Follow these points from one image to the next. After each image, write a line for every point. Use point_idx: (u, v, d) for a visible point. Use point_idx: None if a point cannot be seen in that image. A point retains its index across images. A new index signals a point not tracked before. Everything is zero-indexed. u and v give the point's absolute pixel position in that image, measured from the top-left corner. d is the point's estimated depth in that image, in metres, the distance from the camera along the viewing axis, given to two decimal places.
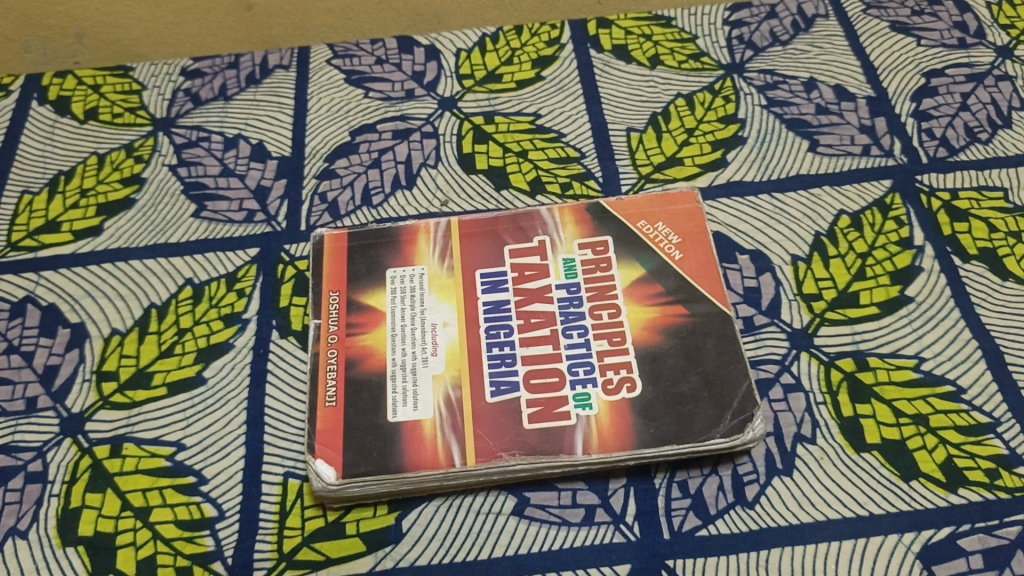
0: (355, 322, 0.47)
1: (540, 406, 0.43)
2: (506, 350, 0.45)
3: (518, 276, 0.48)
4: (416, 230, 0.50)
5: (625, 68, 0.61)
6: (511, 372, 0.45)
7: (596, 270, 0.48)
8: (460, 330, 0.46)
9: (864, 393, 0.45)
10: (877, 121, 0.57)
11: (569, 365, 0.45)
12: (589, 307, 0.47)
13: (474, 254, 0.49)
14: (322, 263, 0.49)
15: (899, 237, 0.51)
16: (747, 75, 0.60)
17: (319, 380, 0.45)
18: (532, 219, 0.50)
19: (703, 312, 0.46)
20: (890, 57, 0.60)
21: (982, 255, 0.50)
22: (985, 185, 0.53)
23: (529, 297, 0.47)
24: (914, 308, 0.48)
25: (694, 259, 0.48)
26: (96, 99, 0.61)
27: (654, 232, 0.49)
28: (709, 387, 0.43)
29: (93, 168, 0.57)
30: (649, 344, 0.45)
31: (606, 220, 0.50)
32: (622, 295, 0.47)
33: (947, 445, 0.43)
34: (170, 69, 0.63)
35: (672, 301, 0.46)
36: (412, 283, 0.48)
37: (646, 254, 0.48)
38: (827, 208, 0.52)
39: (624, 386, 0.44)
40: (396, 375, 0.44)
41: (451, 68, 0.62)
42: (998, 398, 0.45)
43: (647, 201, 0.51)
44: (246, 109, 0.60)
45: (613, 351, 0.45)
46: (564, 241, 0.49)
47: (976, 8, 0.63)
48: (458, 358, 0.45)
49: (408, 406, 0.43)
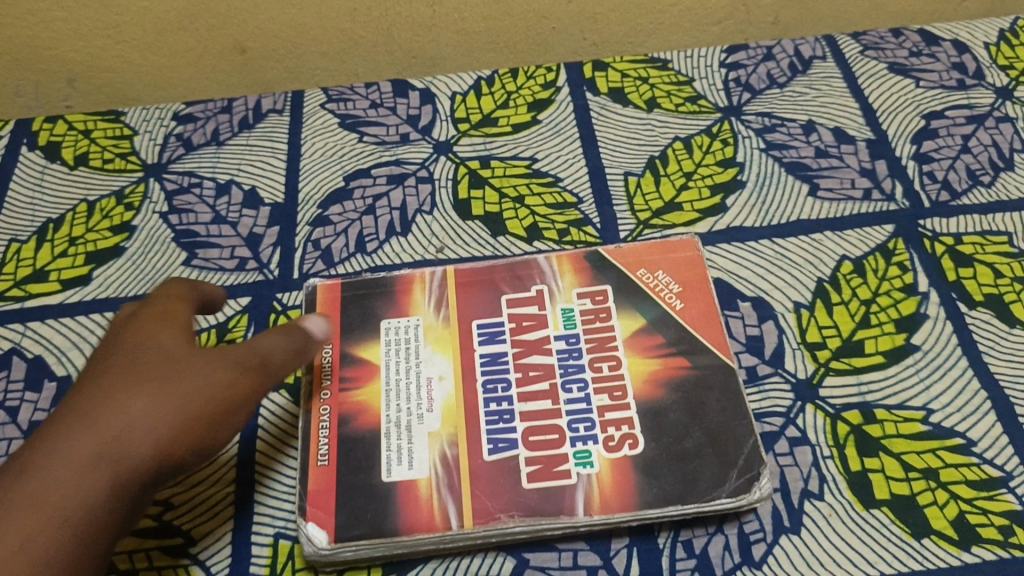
0: (348, 375, 0.45)
1: (539, 464, 0.42)
2: (503, 405, 0.44)
3: (516, 326, 0.47)
4: (411, 279, 0.49)
5: (622, 111, 0.60)
6: (509, 429, 0.43)
7: (595, 320, 0.47)
8: (456, 384, 0.45)
9: (872, 446, 0.44)
10: (877, 164, 0.56)
11: (569, 420, 0.43)
12: (589, 359, 0.45)
13: (472, 304, 0.48)
14: (314, 314, 0.48)
15: (903, 283, 0.50)
16: (745, 118, 0.59)
17: (311, 438, 0.43)
18: (529, 267, 0.49)
19: (706, 364, 0.45)
20: (889, 98, 0.60)
21: (988, 302, 0.49)
22: (989, 229, 0.52)
23: (527, 349, 0.46)
24: (921, 357, 0.47)
25: (695, 309, 0.47)
26: (87, 144, 0.61)
27: (655, 281, 0.48)
28: (714, 443, 0.42)
29: (83, 216, 0.56)
30: (651, 399, 0.44)
31: (605, 268, 0.49)
32: (622, 346, 0.46)
33: (958, 500, 0.42)
34: (162, 114, 0.63)
35: (673, 352, 0.45)
36: (406, 334, 0.47)
37: (647, 303, 0.47)
38: (830, 253, 0.51)
39: (626, 442, 0.42)
40: (390, 433, 0.43)
41: (447, 111, 0.61)
42: (1010, 451, 0.43)
43: (647, 248, 0.50)
44: (239, 154, 0.59)
45: (614, 407, 0.44)
46: (562, 290, 0.48)
47: (974, 49, 0.63)
48: (454, 414, 0.44)
49: (403, 465, 0.42)
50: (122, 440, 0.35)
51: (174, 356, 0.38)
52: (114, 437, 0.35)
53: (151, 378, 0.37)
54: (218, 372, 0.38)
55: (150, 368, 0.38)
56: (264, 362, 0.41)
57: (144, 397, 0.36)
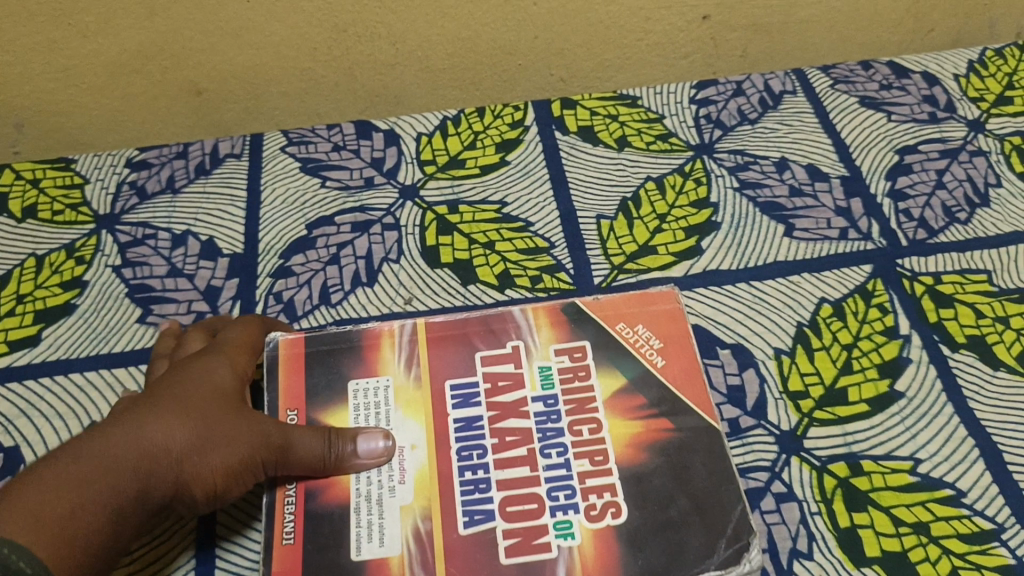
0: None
1: (518, 537, 0.40)
2: (479, 474, 0.42)
3: (492, 387, 0.45)
4: (379, 332, 0.46)
5: (592, 151, 0.59)
6: (485, 499, 0.41)
7: (573, 379, 0.45)
8: (429, 451, 0.43)
9: (860, 500, 0.42)
10: (852, 203, 0.55)
11: (548, 489, 0.41)
12: (568, 422, 0.43)
13: (445, 361, 0.45)
14: (277, 371, 0.44)
15: (884, 326, 0.49)
16: (718, 156, 0.58)
17: (276, 515, 0.40)
18: (504, 320, 0.46)
19: (690, 426, 0.42)
20: (861, 134, 0.59)
21: (971, 343, 0.48)
22: (968, 267, 0.51)
23: (503, 412, 0.44)
24: (906, 405, 0.45)
25: (678, 366, 0.44)
26: (35, 195, 0.58)
27: (635, 336, 0.45)
28: (700, 510, 0.40)
29: (31, 271, 0.53)
30: (632, 463, 0.42)
31: (583, 322, 0.46)
32: (602, 407, 0.43)
33: (951, 556, 0.40)
34: (114, 160, 0.60)
35: (655, 414, 0.43)
36: (375, 396, 0.44)
37: (628, 360, 0.45)
38: (808, 296, 0.50)
39: (609, 511, 0.40)
40: (360, 507, 0.40)
41: (412, 153, 0.59)
42: (1000, 501, 0.42)
43: (626, 300, 0.47)
44: (195, 202, 0.57)
45: (595, 472, 0.42)
46: (539, 346, 0.46)
47: (944, 81, 0.63)
48: (428, 485, 0.41)
49: (374, 542, 0.39)
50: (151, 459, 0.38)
51: (226, 408, 0.41)
52: (144, 449, 0.38)
53: (206, 414, 0.40)
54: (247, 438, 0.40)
55: (205, 405, 0.40)
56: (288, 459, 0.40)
57: (191, 423, 0.39)
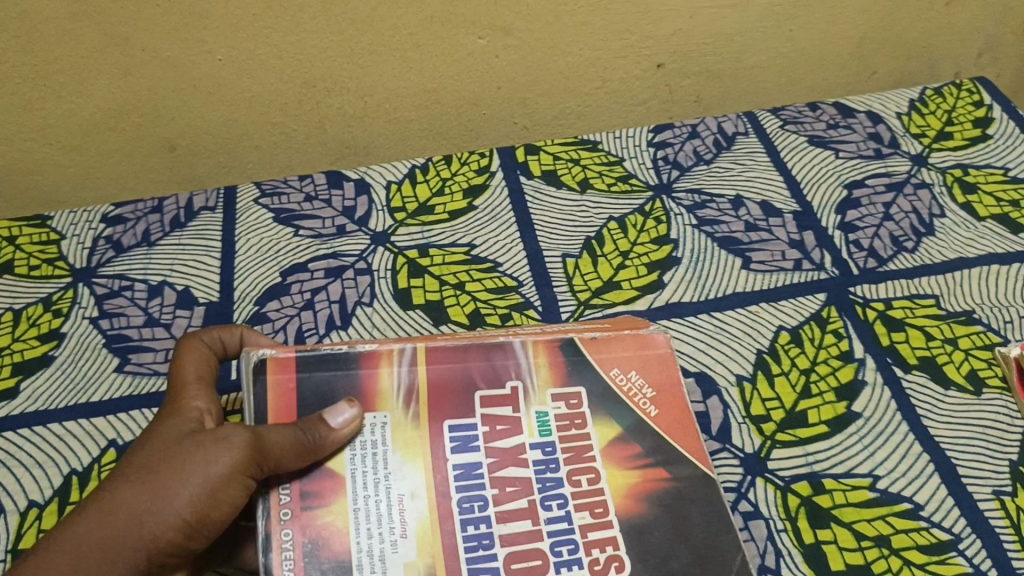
0: (309, 490, 0.39)
1: None
2: (482, 528, 0.40)
3: (491, 430, 0.42)
4: (375, 358, 0.42)
5: (555, 194, 0.61)
6: (490, 558, 0.39)
7: (571, 427, 0.43)
8: (431, 502, 0.40)
9: (823, 517, 0.44)
10: (805, 235, 0.58)
11: (552, 544, 0.40)
12: (567, 472, 0.42)
13: (448, 396, 0.42)
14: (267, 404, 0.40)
15: (840, 350, 0.51)
16: (676, 195, 0.61)
17: (274, 568, 0.36)
18: (503, 355, 0.44)
19: (685, 476, 0.42)
20: (811, 170, 0.62)
21: (923, 364, 0.50)
22: (916, 293, 0.54)
23: (504, 459, 0.42)
24: (863, 424, 0.47)
25: (670, 416, 0.44)
26: (11, 251, 0.59)
27: (629, 384, 0.44)
28: (703, 563, 0.39)
29: (8, 325, 0.54)
30: (632, 515, 0.41)
31: (582, 368, 0.44)
32: (600, 457, 0.42)
33: (912, 566, 0.42)
34: (90, 216, 0.61)
35: (651, 463, 0.42)
36: (372, 436, 0.40)
37: (621, 408, 0.44)
38: (767, 324, 0.52)
39: (612, 567, 0.39)
40: (363, 567, 0.37)
41: (382, 202, 0.61)
42: (956, 512, 0.44)
43: (623, 343, 0.46)
44: (171, 254, 0.58)
45: (596, 525, 0.40)
46: (537, 388, 0.44)
47: (887, 120, 0.66)
48: (430, 544, 0.39)
49: None
50: (134, 521, 0.35)
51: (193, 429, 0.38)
52: (132, 498, 0.35)
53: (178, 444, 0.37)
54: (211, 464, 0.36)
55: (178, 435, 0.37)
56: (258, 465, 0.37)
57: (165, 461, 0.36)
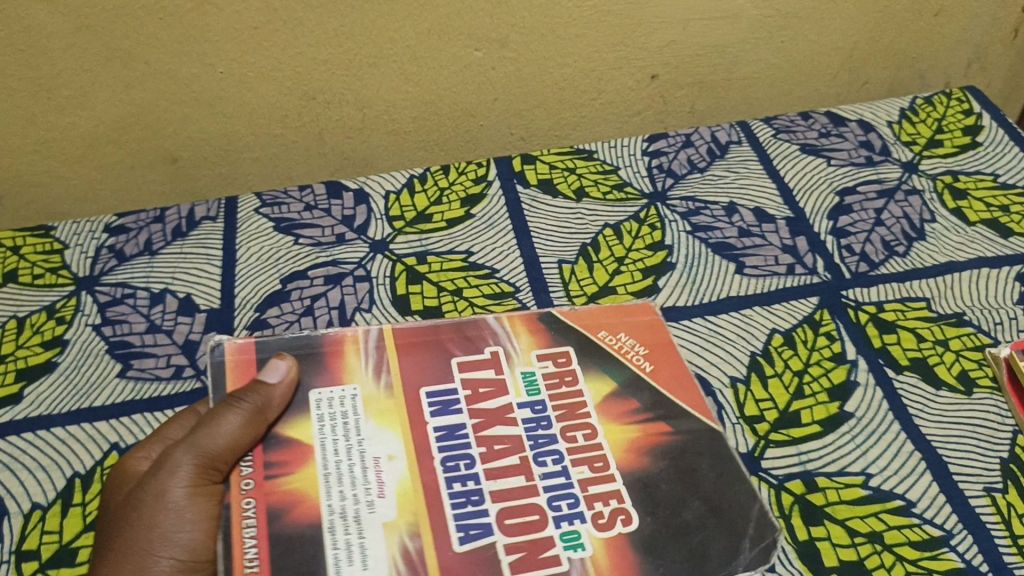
0: (274, 461, 0.43)
1: (523, 551, 0.41)
2: (469, 485, 0.43)
3: (471, 395, 0.47)
4: (342, 341, 0.49)
5: (552, 202, 0.62)
6: (478, 513, 0.42)
7: (560, 384, 0.48)
8: (407, 465, 0.44)
9: (817, 515, 0.44)
10: (798, 241, 0.58)
11: (549, 499, 0.43)
12: (559, 429, 0.46)
13: (420, 363, 0.48)
14: (224, 378, 0.46)
15: (832, 352, 0.52)
16: (671, 203, 0.62)
17: (234, 538, 0.40)
18: (478, 328, 0.51)
19: (687, 430, 0.46)
20: (803, 178, 0.63)
21: (914, 365, 0.51)
22: (908, 295, 0.55)
23: (488, 420, 0.46)
24: (856, 424, 0.48)
25: (665, 369, 0.49)
26: (16, 261, 0.60)
27: (618, 342, 0.50)
28: (717, 513, 0.43)
29: (12, 333, 0.55)
30: (635, 468, 0.44)
31: (565, 332, 0.51)
32: (595, 412, 0.47)
33: (905, 562, 0.42)
34: (93, 226, 0.62)
35: (652, 418, 0.46)
36: (343, 405, 0.45)
37: (617, 366, 0.49)
38: (760, 327, 0.53)
39: (618, 519, 0.42)
40: (336, 526, 0.41)
41: (381, 211, 0.62)
42: (948, 509, 0.45)
43: (602, 312, 0.52)
44: (173, 262, 0.59)
45: (595, 480, 0.44)
46: (519, 352, 0.49)
47: (878, 128, 0.67)
48: (410, 500, 0.42)
49: (356, 564, 0.39)
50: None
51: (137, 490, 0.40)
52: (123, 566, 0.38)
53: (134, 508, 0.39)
54: (166, 490, 0.39)
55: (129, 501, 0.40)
56: (211, 467, 0.41)
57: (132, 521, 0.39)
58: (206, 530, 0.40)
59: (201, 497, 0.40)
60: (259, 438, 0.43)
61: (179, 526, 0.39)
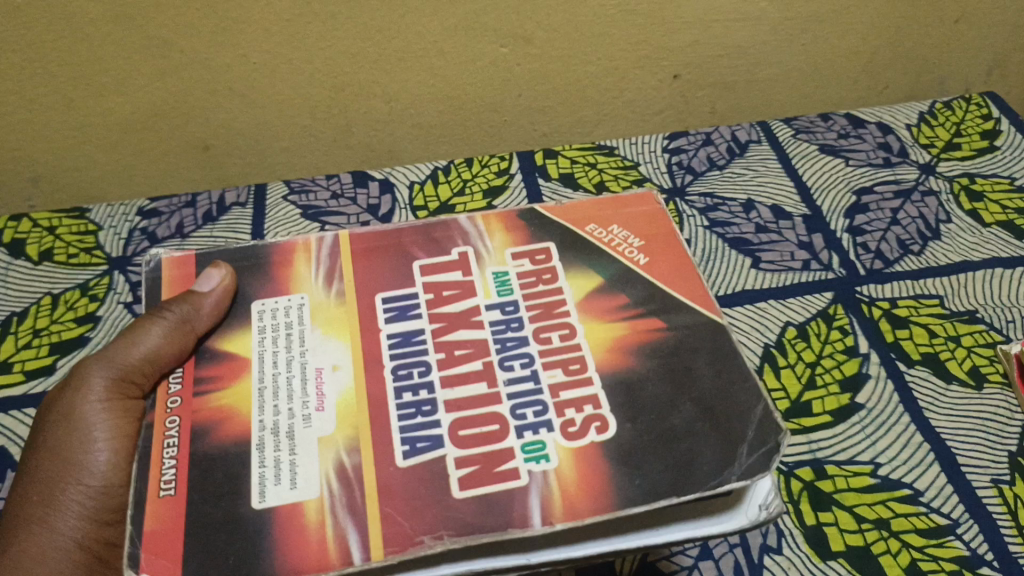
0: (206, 376, 0.39)
1: (477, 465, 0.36)
2: (421, 395, 0.39)
3: (434, 300, 0.43)
4: (292, 252, 0.46)
5: (572, 195, 0.63)
6: (428, 424, 0.37)
7: (537, 282, 0.44)
8: (353, 375, 0.39)
9: (825, 501, 0.45)
10: (814, 238, 0.59)
11: (512, 408, 0.38)
12: (534, 330, 0.42)
13: (374, 267, 0.45)
14: (160, 293, 0.45)
15: (845, 346, 0.52)
16: (689, 199, 0.63)
17: (153, 459, 0.36)
18: (448, 230, 0.47)
19: (681, 324, 0.41)
20: (821, 177, 0.64)
21: (926, 360, 0.52)
22: (922, 293, 0.55)
23: (451, 325, 0.42)
24: (866, 415, 0.49)
25: (658, 260, 0.45)
26: (51, 240, 0.62)
27: (610, 235, 0.46)
28: (709, 420, 0.37)
29: (47, 308, 0.57)
30: (620, 368, 0.39)
31: (547, 227, 0.47)
32: (574, 310, 0.42)
33: (911, 548, 0.43)
34: (127, 209, 0.64)
35: (641, 314, 0.42)
36: (287, 315, 0.42)
37: (605, 261, 0.45)
38: (775, 320, 0.54)
39: (592, 426, 0.37)
40: (265, 443, 0.36)
41: (405, 200, 0.64)
42: (955, 499, 0.45)
43: (596, 207, 0.48)
44: (203, 245, 0.61)
45: (568, 385, 0.39)
46: (494, 253, 0.46)
47: (897, 131, 0.68)
48: (351, 413, 0.38)
49: (283, 486, 0.35)
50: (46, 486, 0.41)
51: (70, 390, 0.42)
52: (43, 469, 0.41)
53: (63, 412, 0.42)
54: (81, 403, 0.41)
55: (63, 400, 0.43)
56: (128, 381, 0.41)
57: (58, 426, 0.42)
58: (120, 449, 0.41)
59: (112, 412, 0.41)
60: (189, 351, 0.40)
61: (93, 447, 0.41)
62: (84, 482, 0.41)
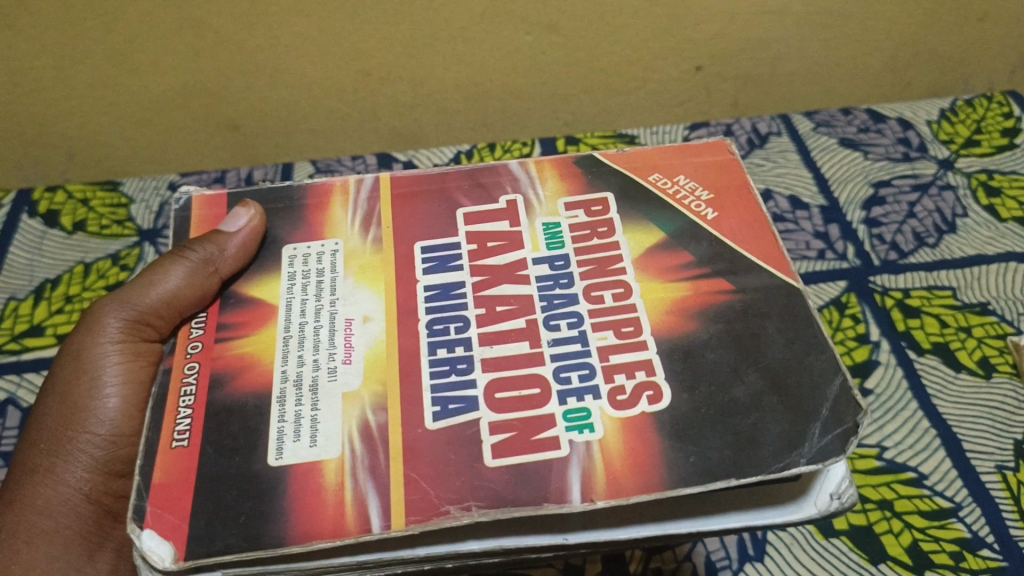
0: (229, 322, 0.41)
1: (514, 431, 0.36)
2: (457, 352, 0.40)
3: (476, 251, 0.44)
4: (325, 195, 0.47)
5: None
6: (461, 386, 0.38)
7: (592, 237, 0.45)
8: (383, 328, 0.41)
9: None
10: (830, 228, 0.60)
11: (556, 371, 0.39)
12: (587, 289, 0.42)
13: (414, 212, 0.46)
14: (186, 234, 0.47)
15: (857, 333, 0.53)
16: None
17: (168, 407, 0.38)
18: (496, 176, 0.48)
19: (748, 285, 0.41)
20: (838, 169, 0.65)
21: (936, 349, 0.52)
22: (935, 284, 0.56)
23: (495, 281, 0.43)
24: (874, 400, 0.50)
25: (725, 213, 0.45)
26: (85, 212, 0.64)
27: (675, 185, 0.47)
28: (777, 389, 0.37)
29: (79, 276, 0.59)
30: (678, 332, 0.40)
31: (607, 177, 0.48)
32: (631, 268, 0.43)
33: (913, 529, 0.45)
34: (158, 184, 0.66)
35: (704, 274, 0.42)
36: (320, 262, 0.44)
37: (671, 215, 0.45)
38: None
39: (644, 395, 0.37)
40: (286, 397, 0.38)
41: None
42: (959, 483, 0.46)
43: (662, 154, 0.49)
44: None
45: (619, 347, 0.40)
46: (547, 202, 0.47)
47: (918, 126, 0.68)
48: (380, 368, 0.39)
49: (302, 445, 0.36)
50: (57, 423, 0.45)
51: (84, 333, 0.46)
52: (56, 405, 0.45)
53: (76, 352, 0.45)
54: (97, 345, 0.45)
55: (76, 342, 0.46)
56: (143, 323, 0.44)
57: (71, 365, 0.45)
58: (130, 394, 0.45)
59: (124, 355, 0.44)
60: (214, 294, 0.43)
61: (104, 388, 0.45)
62: (94, 429, 0.44)
